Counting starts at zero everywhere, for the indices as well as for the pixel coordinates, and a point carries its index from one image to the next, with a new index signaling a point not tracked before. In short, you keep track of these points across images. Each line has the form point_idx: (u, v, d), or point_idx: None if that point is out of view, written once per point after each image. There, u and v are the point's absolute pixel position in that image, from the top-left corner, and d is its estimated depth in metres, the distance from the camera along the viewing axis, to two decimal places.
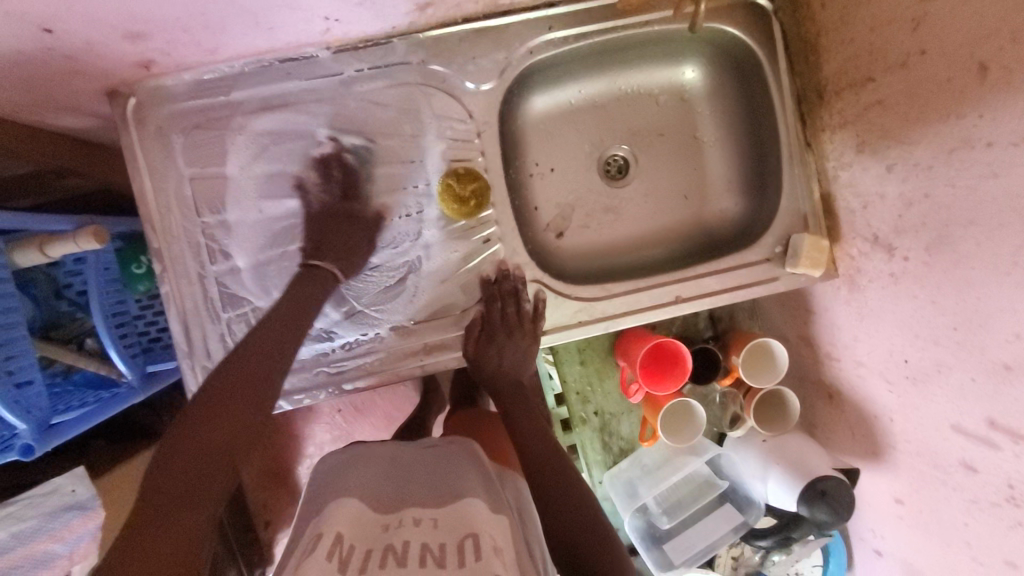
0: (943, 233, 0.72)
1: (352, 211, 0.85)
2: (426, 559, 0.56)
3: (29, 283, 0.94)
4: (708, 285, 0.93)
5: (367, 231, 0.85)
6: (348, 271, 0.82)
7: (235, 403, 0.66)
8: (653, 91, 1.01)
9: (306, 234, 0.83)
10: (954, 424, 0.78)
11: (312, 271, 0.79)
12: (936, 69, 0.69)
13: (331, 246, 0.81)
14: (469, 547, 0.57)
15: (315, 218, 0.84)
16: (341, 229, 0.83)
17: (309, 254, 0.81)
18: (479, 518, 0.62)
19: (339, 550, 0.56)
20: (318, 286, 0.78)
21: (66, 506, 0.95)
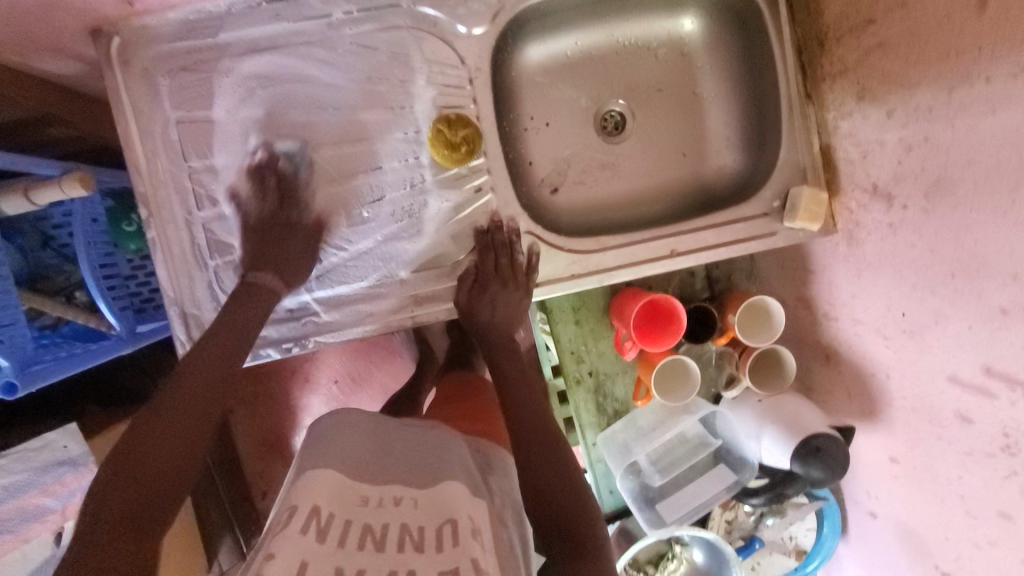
0: (943, 177, 0.71)
1: (290, 222, 0.81)
2: (404, 542, 0.53)
3: (15, 233, 0.93)
4: (704, 239, 0.91)
5: (305, 241, 0.81)
6: (293, 283, 0.78)
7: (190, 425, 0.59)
8: (650, 44, 0.98)
9: (243, 247, 0.78)
10: (950, 375, 0.77)
11: (252, 287, 0.74)
12: (938, 5, 0.67)
13: (268, 258, 0.76)
14: (447, 533, 0.55)
15: (252, 227, 0.79)
16: (277, 245, 0.78)
17: (250, 267, 0.76)
18: (460, 498, 0.59)
19: (316, 523, 0.53)
20: (262, 301, 0.74)
21: (57, 461, 0.95)
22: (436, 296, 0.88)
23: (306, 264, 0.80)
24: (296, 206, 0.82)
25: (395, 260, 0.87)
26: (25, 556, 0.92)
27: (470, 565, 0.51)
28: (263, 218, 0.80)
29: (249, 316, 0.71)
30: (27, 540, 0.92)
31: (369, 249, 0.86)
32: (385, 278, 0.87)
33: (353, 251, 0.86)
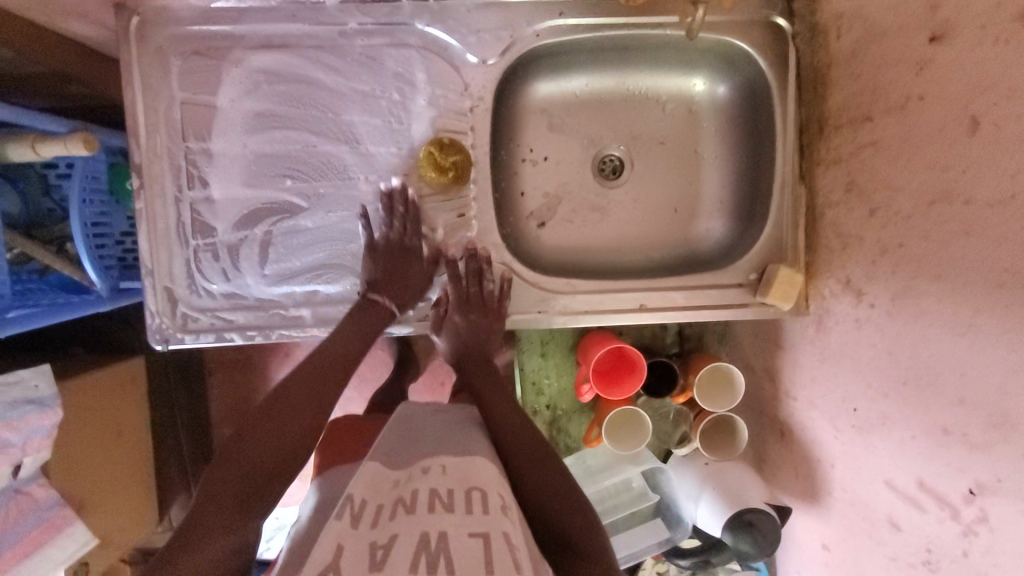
0: (909, 286, 0.71)
1: (409, 246, 0.87)
2: (435, 504, 0.62)
3: (18, 178, 0.97)
4: (674, 298, 0.92)
5: (422, 266, 0.88)
6: (405, 305, 0.87)
7: (312, 399, 0.75)
8: (660, 96, 0.99)
9: (365, 266, 0.85)
10: (889, 479, 0.77)
11: (372, 304, 0.84)
12: (929, 118, 0.66)
13: (392, 280, 0.85)
14: (476, 499, 0.63)
15: (375, 249, 0.85)
16: (398, 267, 0.86)
17: (370, 286, 0.84)
18: (482, 472, 0.68)
19: (351, 505, 0.62)
20: (376, 320, 0.83)
21: (26, 399, 0.99)
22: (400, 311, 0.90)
23: (416, 286, 0.88)
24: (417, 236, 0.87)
25: None
26: None
27: (498, 533, 0.59)
28: (390, 242, 0.86)
29: (348, 323, 0.83)
30: None
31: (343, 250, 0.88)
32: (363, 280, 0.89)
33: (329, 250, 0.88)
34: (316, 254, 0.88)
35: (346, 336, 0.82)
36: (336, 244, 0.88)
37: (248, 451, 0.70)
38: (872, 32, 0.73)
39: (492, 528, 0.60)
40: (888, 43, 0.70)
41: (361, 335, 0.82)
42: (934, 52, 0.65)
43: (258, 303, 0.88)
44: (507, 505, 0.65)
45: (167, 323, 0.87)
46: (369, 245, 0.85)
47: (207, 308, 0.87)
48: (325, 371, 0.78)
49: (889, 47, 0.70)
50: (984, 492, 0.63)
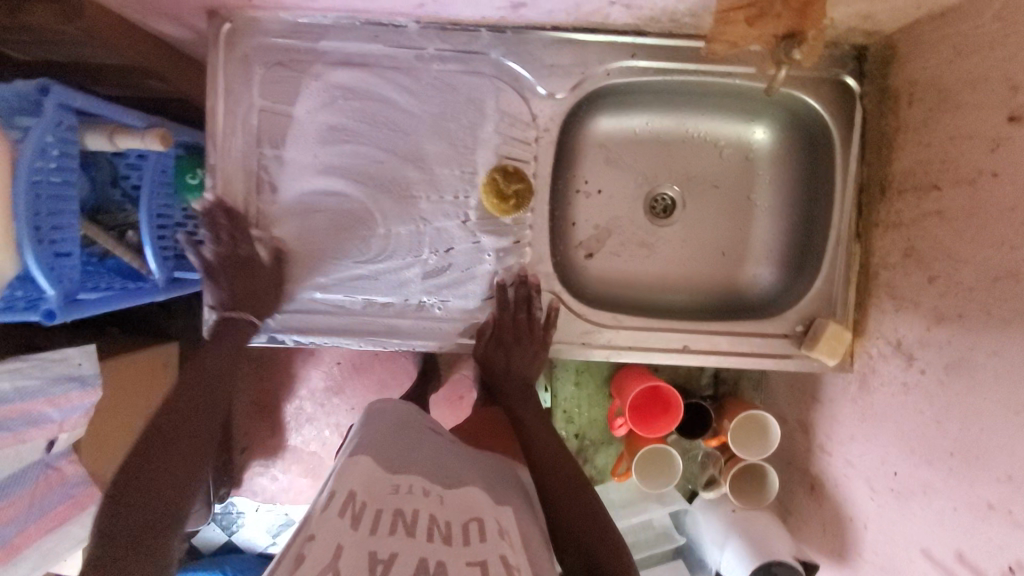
0: (965, 357, 0.70)
1: (250, 258, 0.87)
2: (433, 533, 0.59)
3: (90, 165, 1.00)
4: (719, 343, 0.93)
5: (268, 272, 0.88)
6: (264, 316, 0.88)
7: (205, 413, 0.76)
8: (718, 141, 1.00)
9: (218, 286, 0.87)
10: (924, 547, 0.76)
11: (228, 321, 0.85)
12: (1000, 195, 0.66)
13: (245, 298, 0.86)
14: (474, 529, 0.61)
15: (223, 264, 0.86)
16: (243, 281, 0.86)
17: (223, 306, 0.86)
18: (480, 501, 0.66)
19: (351, 508, 0.61)
20: (238, 334, 0.85)
21: (68, 376, 1.02)
22: (439, 325, 0.92)
23: (268, 297, 0.88)
24: (248, 241, 0.88)
25: (420, 286, 0.91)
26: (18, 455, 0.98)
27: (496, 557, 0.57)
28: (217, 257, 0.86)
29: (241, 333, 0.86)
30: (23, 441, 0.97)
31: (394, 265, 0.91)
32: (415, 296, 0.91)
33: (383, 263, 0.90)
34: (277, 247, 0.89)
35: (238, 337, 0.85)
36: (393, 258, 0.91)
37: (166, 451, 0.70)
38: (946, 104, 0.74)
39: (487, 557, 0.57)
40: (964, 116, 0.71)
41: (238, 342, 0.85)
42: (1012, 131, 0.65)
43: (314, 310, 0.91)
44: (506, 535, 0.62)
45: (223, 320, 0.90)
46: (217, 259, 0.86)
47: (265, 308, 0.90)
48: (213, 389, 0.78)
49: (965, 119, 0.71)
50: None
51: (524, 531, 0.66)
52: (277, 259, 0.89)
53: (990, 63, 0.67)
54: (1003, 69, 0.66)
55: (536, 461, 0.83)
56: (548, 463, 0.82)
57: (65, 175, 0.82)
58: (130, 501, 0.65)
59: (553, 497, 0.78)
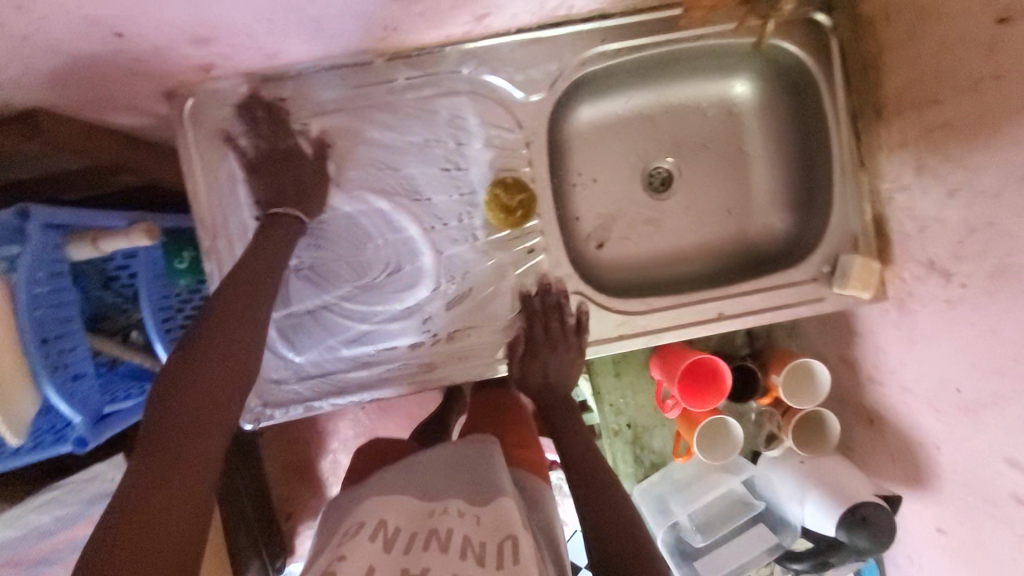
0: (1009, 262, 0.70)
1: (286, 149, 0.83)
2: (467, 552, 0.57)
3: (80, 275, 0.96)
4: (751, 302, 0.92)
5: (312, 166, 0.83)
6: (309, 210, 0.81)
7: (234, 362, 0.63)
8: (700, 103, 0.99)
9: (257, 188, 0.83)
10: (1008, 456, 0.76)
11: (274, 219, 0.78)
12: (1008, 96, 0.66)
13: (286, 190, 0.81)
14: (507, 551, 0.58)
15: (256, 164, 0.83)
16: (284, 170, 0.82)
17: (268, 205, 0.80)
18: (517, 517, 0.63)
19: (385, 533, 0.59)
20: (286, 236, 0.77)
21: (107, 493, 0.98)
22: (475, 351, 0.89)
23: (314, 194, 0.82)
24: (289, 136, 0.84)
25: (444, 318, 0.89)
26: None
27: None
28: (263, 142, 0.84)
29: (261, 260, 0.72)
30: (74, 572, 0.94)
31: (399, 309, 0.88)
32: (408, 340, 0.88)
33: (395, 306, 0.88)
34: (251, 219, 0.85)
35: (255, 274, 0.71)
36: (412, 297, 0.88)
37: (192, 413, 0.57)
38: (928, 17, 0.73)
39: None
40: (951, 25, 0.71)
41: (268, 263, 0.72)
42: (1007, 30, 0.64)
43: (342, 368, 0.88)
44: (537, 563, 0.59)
45: (255, 402, 0.87)
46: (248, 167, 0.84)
47: (294, 378, 0.88)
48: (245, 316, 0.67)
49: (952, 28, 0.71)
50: None
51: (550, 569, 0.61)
52: (323, 152, 0.84)
53: None
54: None
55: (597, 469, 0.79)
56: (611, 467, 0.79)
57: (62, 295, 0.79)
58: (163, 483, 0.53)
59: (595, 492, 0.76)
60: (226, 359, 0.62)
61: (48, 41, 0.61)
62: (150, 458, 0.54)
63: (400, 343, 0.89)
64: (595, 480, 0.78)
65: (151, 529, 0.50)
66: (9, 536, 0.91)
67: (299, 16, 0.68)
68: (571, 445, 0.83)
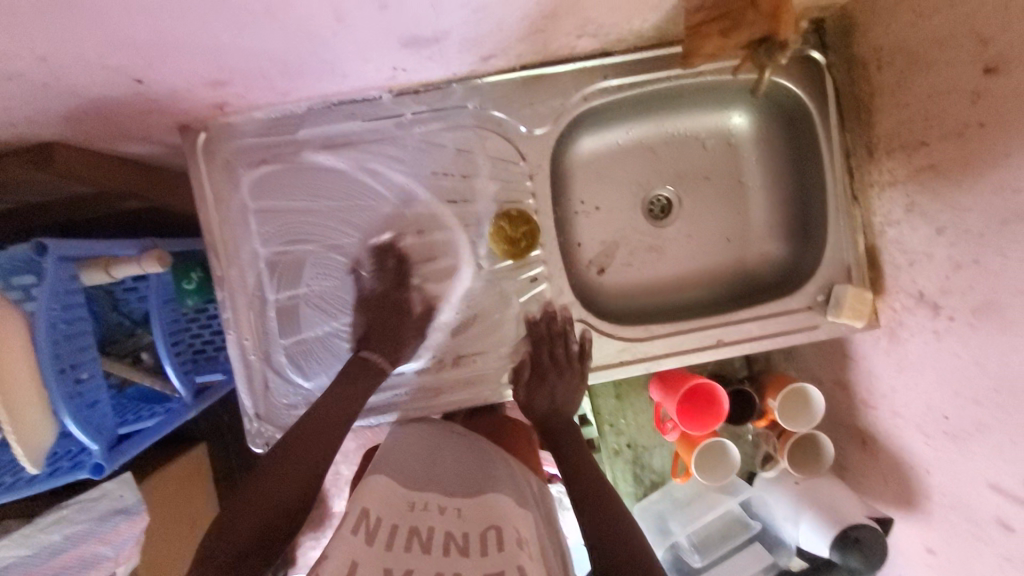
0: (992, 299, 0.72)
1: (401, 301, 0.88)
2: (449, 548, 0.63)
3: (91, 300, 0.98)
4: (749, 329, 0.95)
5: (417, 319, 0.88)
6: (397, 361, 0.86)
7: (321, 452, 0.77)
8: (699, 134, 1.01)
9: (357, 322, 0.87)
10: (991, 482, 0.78)
11: (366, 363, 0.84)
12: (993, 143, 0.69)
13: (383, 337, 0.85)
14: (491, 539, 0.64)
15: (370, 305, 0.88)
16: (389, 321, 0.86)
17: (362, 343, 0.85)
18: (501, 508, 0.69)
19: (367, 524, 0.64)
20: (369, 377, 0.83)
21: (115, 510, 1.00)
22: (480, 377, 0.91)
23: (394, 322, 0.87)
24: (410, 288, 0.89)
25: (450, 345, 0.91)
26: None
27: (513, 569, 0.60)
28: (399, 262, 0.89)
29: (349, 394, 0.81)
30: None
31: None
32: (415, 366, 0.91)
33: None
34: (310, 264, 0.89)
35: (349, 389, 0.81)
36: None
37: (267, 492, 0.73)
38: (917, 64, 0.77)
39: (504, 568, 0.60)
40: (939, 74, 0.74)
41: (357, 391, 0.82)
42: (992, 83, 0.68)
43: None
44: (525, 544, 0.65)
45: (265, 427, 0.89)
46: (360, 300, 0.88)
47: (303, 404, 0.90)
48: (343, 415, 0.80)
49: (942, 76, 0.74)
50: None
51: (537, 538, 0.68)
52: (402, 271, 0.89)
53: (955, 21, 0.70)
54: (969, 25, 0.69)
55: (595, 494, 0.82)
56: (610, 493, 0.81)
57: (77, 325, 0.82)
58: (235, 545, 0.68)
59: (592, 499, 0.81)
60: (318, 444, 0.77)
61: (70, 87, 0.63)
62: (253, 491, 0.73)
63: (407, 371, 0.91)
64: (595, 505, 0.80)
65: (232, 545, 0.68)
66: (18, 554, 0.93)
67: (313, 61, 0.70)
68: (572, 469, 0.85)
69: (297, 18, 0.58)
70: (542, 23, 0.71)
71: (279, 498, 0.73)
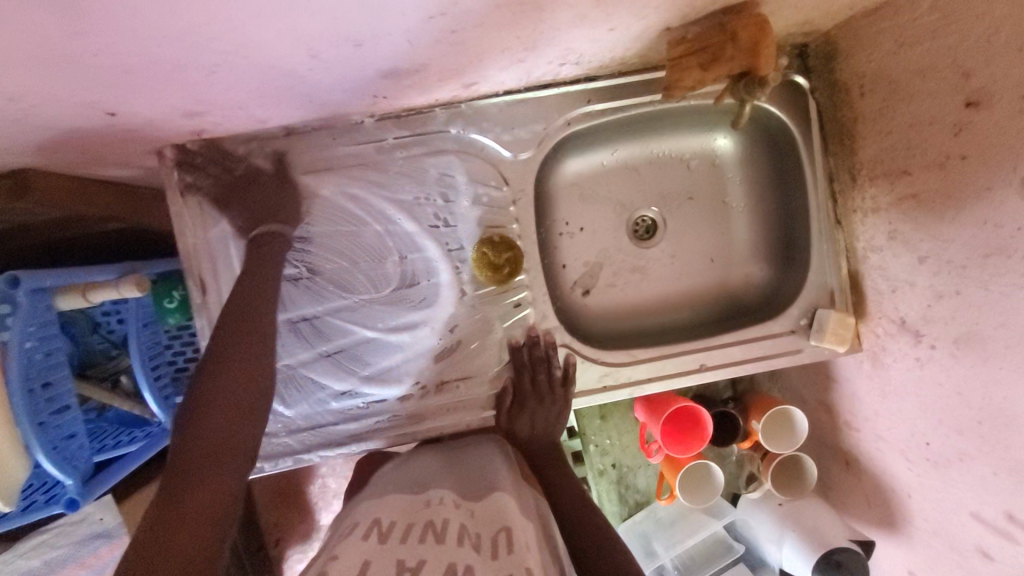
0: (974, 330, 0.73)
1: (279, 185, 0.84)
2: (463, 540, 0.58)
3: (68, 323, 0.96)
4: (732, 353, 0.95)
5: (275, 176, 0.84)
6: (291, 221, 0.82)
7: (237, 420, 0.64)
8: (684, 155, 1.01)
9: (237, 208, 0.83)
10: (973, 511, 0.79)
11: (258, 239, 0.79)
12: (974, 176, 0.69)
13: (266, 212, 0.81)
14: (503, 541, 0.60)
15: (232, 185, 0.83)
16: (254, 198, 0.83)
17: (248, 225, 0.82)
18: (512, 512, 0.65)
19: (377, 528, 0.61)
20: (273, 244, 0.79)
21: (92, 535, 0.98)
22: (463, 403, 0.91)
23: (286, 207, 0.83)
24: (240, 160, 0.83)
25: (433, 370, 0.90)
26: None
27: (524, 574, 0.55)
28: (207, 145, 0.81)
29: (266, 284, 0.75)
30: None
31: (387, 365, 0.90)
32: (395, 394, 0.90)
33: (380, 364, 0.90)
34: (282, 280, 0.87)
35: (247, 301, 0.72)
36: (403, 349, 0.90)
37: (195, 442, 0.61)
38: (899, 94, 0.77)
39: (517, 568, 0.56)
40: (920, 104, 0.74)
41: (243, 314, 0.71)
42: (973, 118, 0.68)
43: (331, 422, 0.90)
44: (533, 551, 0.60)
45: None
46: (227, 181, 0.84)
47: (284, 431, 0.89)
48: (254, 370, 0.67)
49: (923, 107, 0.74)
50: None
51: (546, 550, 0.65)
52: (282, 169, 0.84)
53: (936, 52, 0.70)
54: (950, 58, 0.69)
55: (575, 523, 0.81)
56: (594, 523, 0.81)
57: (53, 357, 0.81)
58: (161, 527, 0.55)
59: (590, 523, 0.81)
60: (235, 407, 0.64)
61: (42, 121, 0.61)
62: (180, 487, 0.58)
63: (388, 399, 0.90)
64: (578, 534, 0.80)
65: (172, 549, 0.53)
66: None
67: (293, 93, 0.69)
68: (555, 496, 0.85)
69: (273, 56, 0.57)
70: (524, 53, 0.70)
71: (221, 481, 0.60)
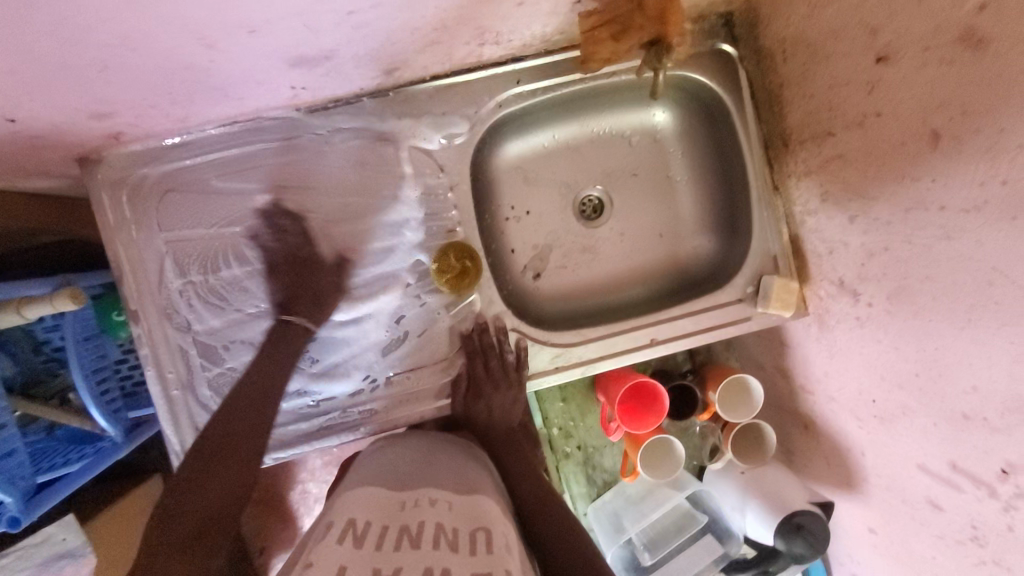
0: (904, 285, 0.74)
1: (310, 257, 0.86)
2: (441, 540, 0.56)
3: (7, 342, 0.93)
4: (682, 327, 0.95)
5: (331, 276, 0.86)
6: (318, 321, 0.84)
7: (252, 411, 0.75)
8: (624, 132, 1.01)
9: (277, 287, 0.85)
10: (920, 463, 0.79)
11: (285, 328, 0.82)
12: (890, 131, 0.70)
13: (302, 299, 0.84)
14: (481, 539, 0.58)
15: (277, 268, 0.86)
16: (302, 281, 0.85)
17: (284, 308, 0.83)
18: (489, 514, 0.64)
19: (355, 530, 0.57)
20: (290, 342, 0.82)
21: (57, 556, 0.95)
22: (418, 392, 0.90)
23: (316, 293, 0.84)
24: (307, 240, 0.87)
25: (382, 362, 0.90)
26: None
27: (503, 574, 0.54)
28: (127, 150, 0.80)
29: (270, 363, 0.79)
30: None
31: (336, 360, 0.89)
32: (346, 392, 0.89)
33: (326, 361, 0.89)
34: (227, 274, 0.86)
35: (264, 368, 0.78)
36: (351, 345, 0.89)
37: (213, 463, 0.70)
38: (818, 55, 0.77)
39: (494, 568, 0.54)
40: (837, 65, 0.75)
41: (267, 371, 0.78)
42: (883, 73, 0.68)
43: (282, 422, 0.88)
44: (509, 552, 0.59)
45: None
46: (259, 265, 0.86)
47: None
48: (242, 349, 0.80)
49: (840, 67, 0.74)
50: (1015, 471, 0.64)
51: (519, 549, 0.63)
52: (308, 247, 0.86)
53: (846, 11, 0.71)
54: (859, 15, 0.69)
55: (527, 502, 0.81)
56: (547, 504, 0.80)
57: None
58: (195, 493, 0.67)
59: (532, 510, 0.80)
60: (241, 417, 0.74)
61: None
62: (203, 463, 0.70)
63: (340, 395, 0.89)
64: (532, 513, 0.79)
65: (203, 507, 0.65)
66: None
67: (199, 87, 0.67)
68: (513, 480, 0.84)
69: (162, 47, 0.55)
70: (434, 34, 0.69)
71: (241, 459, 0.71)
